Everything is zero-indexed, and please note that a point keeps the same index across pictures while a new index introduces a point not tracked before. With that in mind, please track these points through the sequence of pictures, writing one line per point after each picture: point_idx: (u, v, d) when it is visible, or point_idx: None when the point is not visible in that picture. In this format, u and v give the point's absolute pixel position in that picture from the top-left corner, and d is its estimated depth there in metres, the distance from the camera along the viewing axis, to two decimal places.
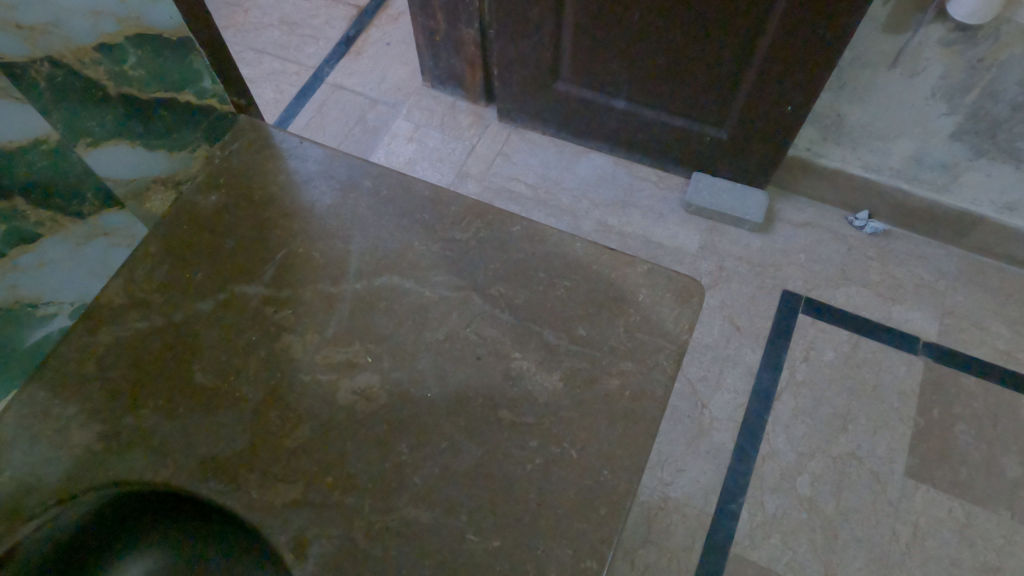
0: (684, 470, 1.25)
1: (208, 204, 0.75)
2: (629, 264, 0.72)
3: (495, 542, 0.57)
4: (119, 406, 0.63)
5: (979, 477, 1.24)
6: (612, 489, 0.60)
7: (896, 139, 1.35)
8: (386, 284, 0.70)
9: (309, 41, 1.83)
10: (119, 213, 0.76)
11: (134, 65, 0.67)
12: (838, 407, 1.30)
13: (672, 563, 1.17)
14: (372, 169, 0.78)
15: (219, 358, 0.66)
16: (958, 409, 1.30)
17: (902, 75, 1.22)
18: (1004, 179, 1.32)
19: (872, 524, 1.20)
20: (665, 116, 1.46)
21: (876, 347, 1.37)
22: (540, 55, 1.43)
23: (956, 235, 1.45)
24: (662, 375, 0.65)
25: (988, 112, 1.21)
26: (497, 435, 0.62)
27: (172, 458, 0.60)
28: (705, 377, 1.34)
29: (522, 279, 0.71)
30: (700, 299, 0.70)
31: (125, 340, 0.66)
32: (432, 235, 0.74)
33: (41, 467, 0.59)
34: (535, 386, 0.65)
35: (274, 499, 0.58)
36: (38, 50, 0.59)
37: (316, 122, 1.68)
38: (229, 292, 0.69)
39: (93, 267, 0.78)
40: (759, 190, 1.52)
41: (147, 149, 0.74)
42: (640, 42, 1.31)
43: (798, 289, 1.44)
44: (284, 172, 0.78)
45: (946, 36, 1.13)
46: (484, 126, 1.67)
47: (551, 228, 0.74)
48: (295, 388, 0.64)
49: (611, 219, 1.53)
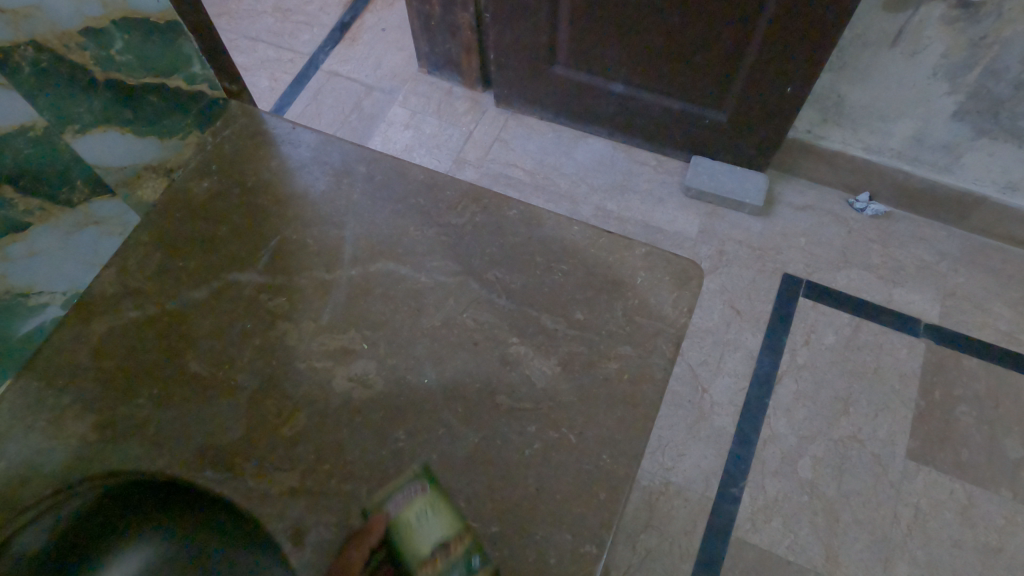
0: (684, 455, 1.25)
1: (201, 189, 0.75)
2: (628, 247, 0.72)
3: (494, 527, 0.57)
4: (113, 396, 0.62)
5: (980, 458, 1.23)
6: (611, 474, 0.60)
7: (897, 120, 1.33)
8: (381, 270, 0.70)
9: (303, 27, 1.81)
10: (110, 200, 0.73)
11: (122, 50, 0.66)
12: (839, 389, 1.30)
13: (674, 547, 1.17)
14: (365, 154, 0.78)
15: (213, 347, 0.65)
16: (959, 391, 1.29)
17: (903, 54, 1.20)
18: (1006, 159, 1.30)
19: (873, 506, 1.19)
20: (664, 100, 1.44)
21: (877, 330, 1.36)
22: (536, 38, 1.41)
23: (958, 216, 1.44)
24: (661, 359, 0.65)
25: (989, 91, 1.19)
26: (495, 421, 0.62)
27: (168, 450, 0.60)
28: (705, 361, 1.34)
29: (519, 264, 0.70)
30: (699, 281, 0.70)
31: (118, 330, 0.66)
32: (427, 220, 0.73)
33: (35, 458, 0.59)
34: (533, 371, 0.64)
35: (272, 488, 0.58)
36: (22, 34, 0.57)
37: (312, 109, 1.66)
38: (223, 280, 0.69)
39: (87, 258, 0.74)
40: (759, 173, 1.51)
41: (137, 136, 0.73)
42: (638, 24, 1.29)
43: (799, 272, 1.43)
44: (277, 156, 0.78)
45: (948, 14, 1.11)
46: (481, 112, 1.65)
47: (547, 212, 0.74)
48: (291, 377, 0.64)
49: (610, 205, 1.51)
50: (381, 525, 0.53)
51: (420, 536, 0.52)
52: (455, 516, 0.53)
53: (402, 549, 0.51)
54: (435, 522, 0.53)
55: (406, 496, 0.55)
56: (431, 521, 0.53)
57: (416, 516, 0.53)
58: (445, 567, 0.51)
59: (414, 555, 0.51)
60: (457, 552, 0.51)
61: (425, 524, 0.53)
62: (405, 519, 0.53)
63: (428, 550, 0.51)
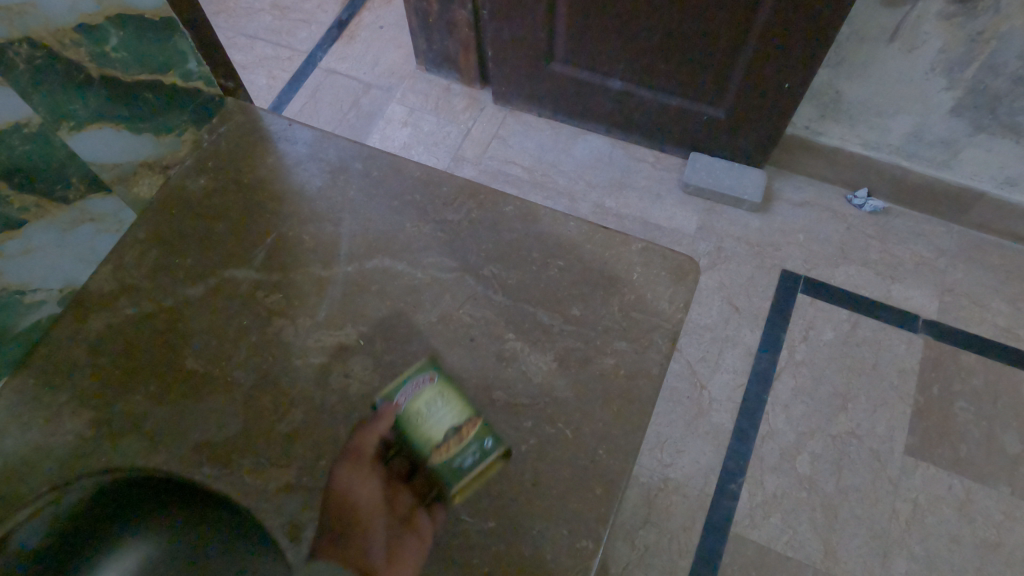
0: (683, 451, 1.25)
1: (197, 187, 0.78)
2: (623, 243, 0.74)
3: (491, 522, 0.60)
4: (111, 394, 0.64)
5: (979, 453, 1.23)
6: (607, 469, 0.62)
7: (894, 116, 1.33)
8: (377, 266, 0.73)
9: (300, 25, 1.81)
10: (106, 198, 0.74)
11: (116, 47, 0.66)
12: (837, 385, 1.30)
13: (673, 543, 1.17)
14: (361, 151, 0.81)
15: (209, 344, 0.67)
16: (958, 386, 1.30)
17: (901, 50, 1.20)
18: (1004, 154, 1.30)
19: (871, 502, 1.19)
20: (662, 97, 1.45)
21: (876, 326, 1.36)
22: (534, 35, 1.41)
23: (956, 212, 1.44)
24: (657, 355, 0.68)
25: (987, 86, 1.19)
26: (491, 416, 0.64)
27: (163, 444, 0.62)
28: (704, 358, 1.34)
29: (515, 261, 0.73)
30: (695, 277, 0.72)
31: (116, 327, 0.68)
32: (424, 217, 0.76)
33: (33, 453, 0.61)
34: (529, 367, 0.67)
35: (269, 484, 0.60)
36: (16, 31, 0.57)
37: (310, 108, 1.66)
38: (219, 277, 0.71)
39: (81, 254, 0.73)
40: (757, 170, 1.51)
41: (132, 133, 0.73)
42: (636, 21, 1.29)
43: (797, 269, 1.43)
44: (274, 154, 0.81)
45: (946, 9, 1.11)
46: (480, 109, 1.65)
47: (543, 208, 0.77)
48: (287, 372, 0.66)
49: (609, 202, 1.51)
50: (393, 413, 0.59)
51: (432, 423, 0.58)
52: (462, 404, 0.59)
53: (415, 435, 0.58)
54: (445, 411, 0.59)
55: (415, 387, 0.60)
56: (441, 410, 0.59)
57: (426, 406, 0.59)
58: (458, 450, 0.58)
59: (427, 440, 0.58)
60: (468, 437, 0.58)
61: (435, 413, 0.59)
62: (417, 408, 0.59)
63: (440, 436, 0.58)
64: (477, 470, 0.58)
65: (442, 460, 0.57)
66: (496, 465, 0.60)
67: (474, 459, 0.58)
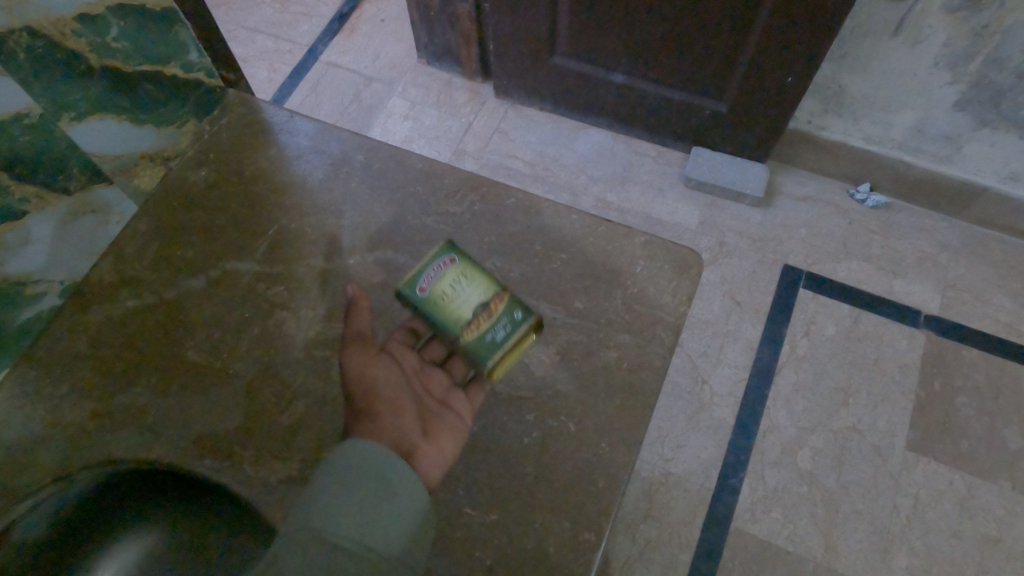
0: (684, 445, 1.25)
1: (198, 179, 0.78)
2: (626, 236, 0.74)
3: (493, 515, 0.60)
4: (111, 385, 0.64)
5: (980, 448, 1.23)
6: (609, 461, 0.62)
7: (897, 110, 1.33)
8: (379, 259, 0.73)
9: (302, 18, 1.80)
10: (109, 188, 0.73)
11: (117, 38, 0.66)
12: (839, 380, 1.30)
13: (674, 537, 1.17)
14: (362, 143, 0.81)
15: (210, 336, 0.67)
16: (959, 381, 1.29)
17: (905, 44, 1.20)
18: (1008, 149, 1.30)
19: (872, 497, 1.19)
20: (664, 91, 1.44)
21: (878, 321, 1.36)
22: (535, 28, 1.40)
23: (959, 207, 1.44)
24: (660, 347, 0.67)
25: (991, 81, 1.19)
26: (494, 409, 0.65)
27: (165, 435, 0.62)
28: (705, 352, 1.33)
29: (517, 253, 0.73)
30: (698, 269, 0.72)
31: (116, 319, 0.68)
32: (426, 210, 0.76)
33: (34, 446, 0.61)
34: (532, 360, 0.67)
35: (272, 476, 0.60)
36: (16, 20, 0.56)
37: (310, 101, 1.65)
38: (220, 269, 0.71)
39: (83, 245, 0.73)
40: (759, 163, 1.50)
41: (133, 124, 0.73)
42: (639, 14, 1.28)
43: (799, 264, 1.42)
44: (276, 146, 0.80)
45: (951, 3, 1.10)
46: (481, 103, 1.65)
47: (545, 201, 0.76)
48: (289, 364, 0.66)
49: (610, 196, 1.51)
50: (418, 296, 0.62)
51: (459, 302, 0.61)
52: (486, 280, 0.62)
53: (444, 315, 0.61)
54: (470, 288, 0.62)
55: (438, 269, 0.63)
56: (466, 288, 0.62)
57: (451, 286, 0.62)
58: (488, 324, 0.61)
59: (456, 318, 0.61)
60: (497, 311, 0.61)
61: (461, 292, 0.62)
62: (441, 288, 0.62)
63: (469, 313, 0.61)
64: (512, 341, 0.61)
65: (476, 335, 0.60)
66: (531, 338, 0.63)
67: (507, 330, 0.61)
